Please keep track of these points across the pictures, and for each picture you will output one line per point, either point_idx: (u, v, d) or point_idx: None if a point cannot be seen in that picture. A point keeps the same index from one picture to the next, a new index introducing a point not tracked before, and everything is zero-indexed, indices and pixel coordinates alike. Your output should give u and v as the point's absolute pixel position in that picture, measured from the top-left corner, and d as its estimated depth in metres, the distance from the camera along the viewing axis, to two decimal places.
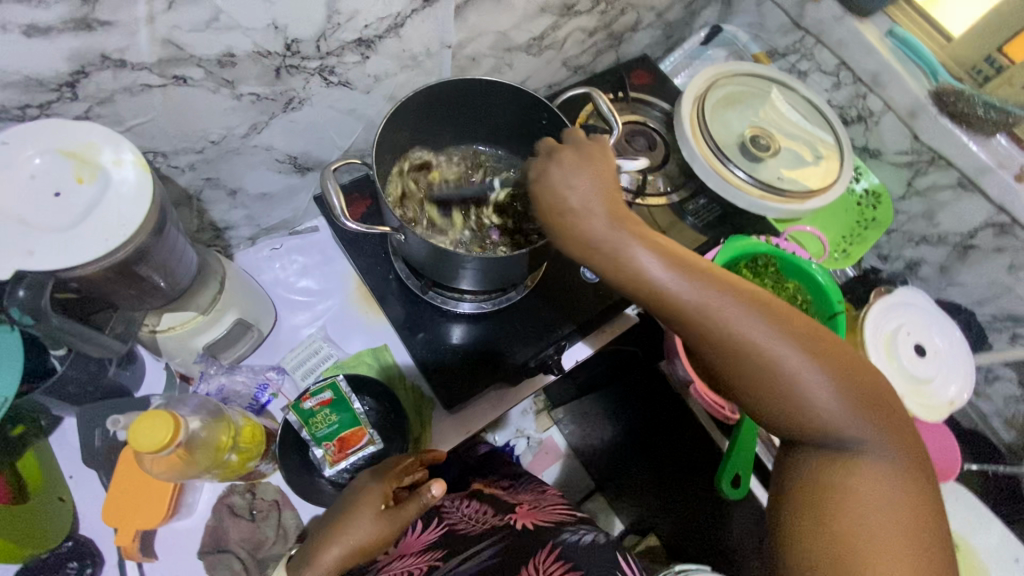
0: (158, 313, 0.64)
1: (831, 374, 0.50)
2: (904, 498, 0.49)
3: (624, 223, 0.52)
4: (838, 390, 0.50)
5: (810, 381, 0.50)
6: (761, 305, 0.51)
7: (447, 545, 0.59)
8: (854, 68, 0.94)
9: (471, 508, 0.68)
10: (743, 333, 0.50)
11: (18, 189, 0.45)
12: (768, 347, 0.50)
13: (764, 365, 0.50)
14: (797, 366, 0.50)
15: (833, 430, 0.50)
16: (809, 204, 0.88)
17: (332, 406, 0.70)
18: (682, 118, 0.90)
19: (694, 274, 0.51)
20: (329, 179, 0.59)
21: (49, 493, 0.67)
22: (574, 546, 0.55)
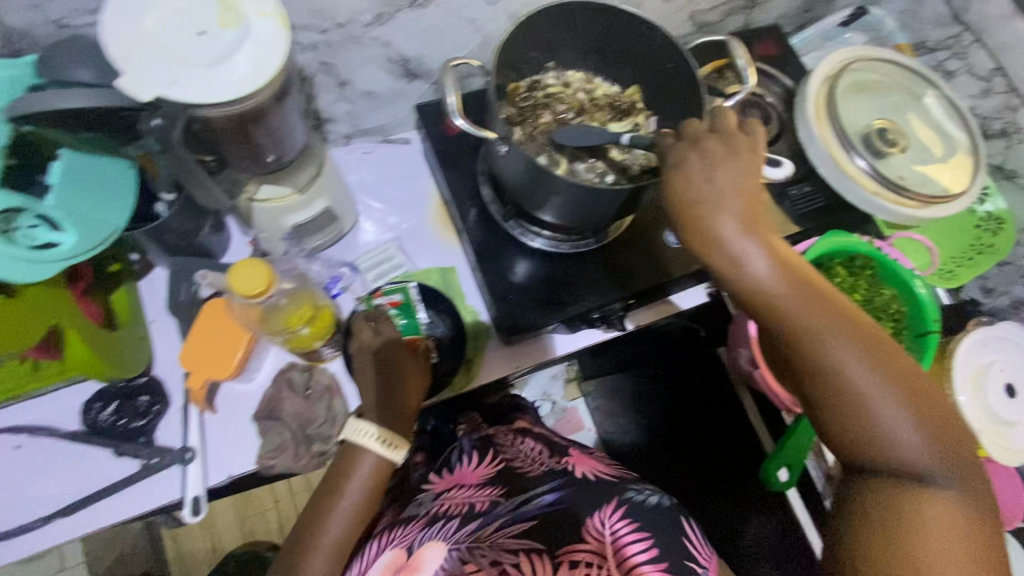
0: (258, 182, 0.65)
1: (913, 408, 0.49)
2: (971, 542, 0.47)
3: (751, 227, 0.51)
4: (916, 425, 0.48)
5: (891, 409, 0.48)
6: (854, 324, 0.50)
7: (505, 482, 0.65)
8: (1013, 75, 0.85)
9: (524, 446, 0.72)
10: (832, 350, 0.49)
11: (168, 20, 0.47)
12: (854, 370, 0.49)
13: (846, 385, 0.49)
14: (879, 391, 0.48)
15: (909, 463, 0.48)
16: (927, 212, 0.81)
17: (399, 308, 0.74)
18: (808, 95, 0.84)
19: (802, 284, 0.51)
20: (449, 77, 0.59)
21: (135, 327, 0.71)
22: (641, 506, 0.58)
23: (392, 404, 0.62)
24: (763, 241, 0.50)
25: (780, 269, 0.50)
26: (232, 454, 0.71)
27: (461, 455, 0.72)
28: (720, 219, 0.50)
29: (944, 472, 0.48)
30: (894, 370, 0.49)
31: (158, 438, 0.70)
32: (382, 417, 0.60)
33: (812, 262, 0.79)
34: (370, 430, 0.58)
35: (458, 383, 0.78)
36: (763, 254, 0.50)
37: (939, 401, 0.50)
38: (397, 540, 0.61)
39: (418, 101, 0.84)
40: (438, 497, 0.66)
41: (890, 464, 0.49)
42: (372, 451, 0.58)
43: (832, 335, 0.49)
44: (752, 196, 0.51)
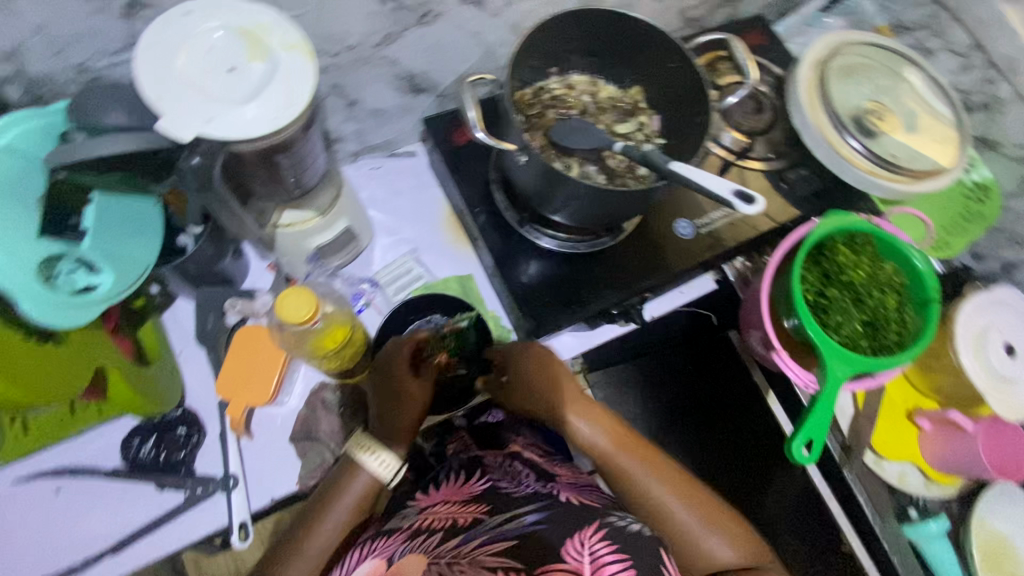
0: (280, 210, 0.66)
1: (715, 520, 0.65)
2: None
3: (580, 406, 0.70)
4: (719, 542, 0.63)
5: (699, 533, 0.64)
6: (660, 468, 0.67)
7: (489, 500, 0.60)
8: (991, 51, 0.89)
9: (514, 463, 0.67)
10: (646, 487, 0.65)
11: (199, 60, 0.48)
12: (670, 506, 0.65)
13: (664, 514, 0.64)
14: (693, 526, 0.64)
15: (712, 565, 0.63)
16: (919, 186, 0.85)
17: None
18: (799, 82, 0.87)
19: (620, 439, 0.68)
20: (466, 92, 0.60)
21: (165, 363, 0.72)
22: (624, 532, 0.53)
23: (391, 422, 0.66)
24: (582, 413, 0.69)
25: (602, 424, 0.69)
26: (274, 476, 0.72)
27: (447, 475, 0.67)
28: (561, 408, 0.70)
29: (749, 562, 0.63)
30: (698, 505, 0.65)
31: (198, 467, 0.71)
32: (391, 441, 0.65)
33: (818, 243, 0.82)
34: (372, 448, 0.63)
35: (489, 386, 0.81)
36: (589, 424, 0.69)
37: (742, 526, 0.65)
38: (377, 551, 0.57)
39: (424, 114, 0.85)
40: (422, 510, 0.61)
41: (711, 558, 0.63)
42: (371, 471, 0.62)
43: (637, 477, 0.66)
44: (565, 378, 0.71)
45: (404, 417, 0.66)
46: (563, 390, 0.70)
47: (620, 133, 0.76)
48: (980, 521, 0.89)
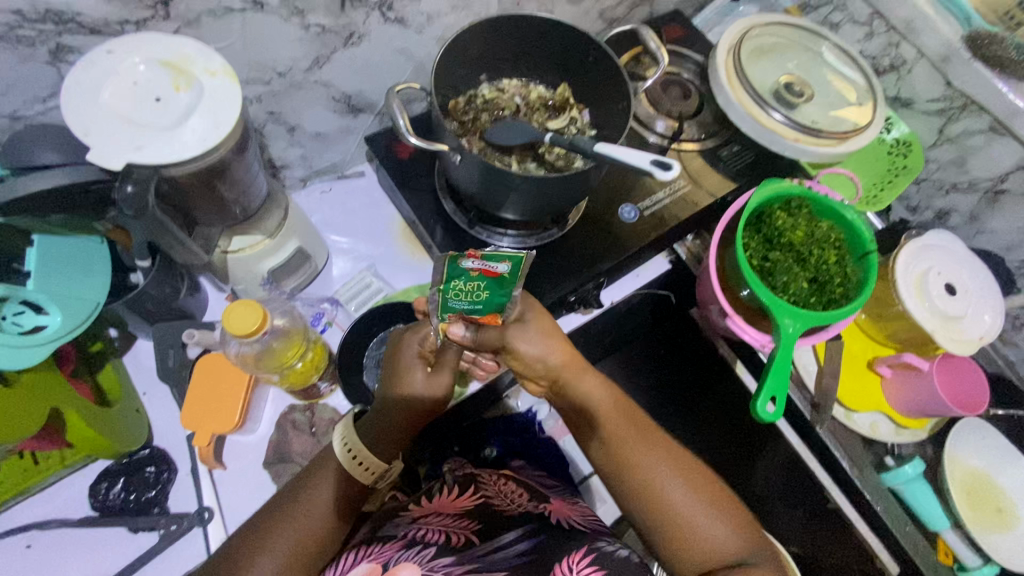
0: (229, 235, 0.68)
1: (721, 511, 0.60)
2: None
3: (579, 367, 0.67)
4: (722, 522, 0.59)
5: (700, 518, 0.59)
6: (669, 450, 0.64)
7: (482, 517, 0.65)
8: (888, 16, 0.95)
9: (506, 487, 0.74)
10: (654, 467, 0.62)
11: (124, 93, 0.49)
12: (676, 492, 0.60)
13: (665, 499, 0.60)
14: (695, 511, 0.60)
15: (719, 553, 0.58)
16: (844, 146, 0.89)
17: (489, 282, 0.56)
18: (718, 65, 0.93)
19: (629, 415, 0.66)
20: (393, 102, 0.63)
21: (128, 404, 0.71)
22: (610, 556, 0.59)
23: (382, 418, 0.63)
24: (597, 382, 0.68)
25: (615, 403, 0.67)
26: (249, 505, 0.71)
27: (440, 487, 0.72)
28: (577, 382, 0.67)
29: (752, 554, 0.58)
30: (704, 491, 0.61)
31: (171, 506, 0.70)
32: (369, 432, 0.62)
33: (755, 211, 0.86)
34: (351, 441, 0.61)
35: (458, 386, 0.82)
36: (602, 393, 0.67)
37: (745, 518, 0.61)
38: (372, 556, 0.59)
39: (366, 133, 0.87)
40: (414, 521, 0.65)
41: (710, 548, 0.58)
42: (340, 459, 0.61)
43: (641, 458, 0.62)
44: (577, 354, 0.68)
45: (394, 412, 0.63)
46: (574, 362, 0.67)
47: (553, 131, 0.78)
48: (955, 460, 0.91)
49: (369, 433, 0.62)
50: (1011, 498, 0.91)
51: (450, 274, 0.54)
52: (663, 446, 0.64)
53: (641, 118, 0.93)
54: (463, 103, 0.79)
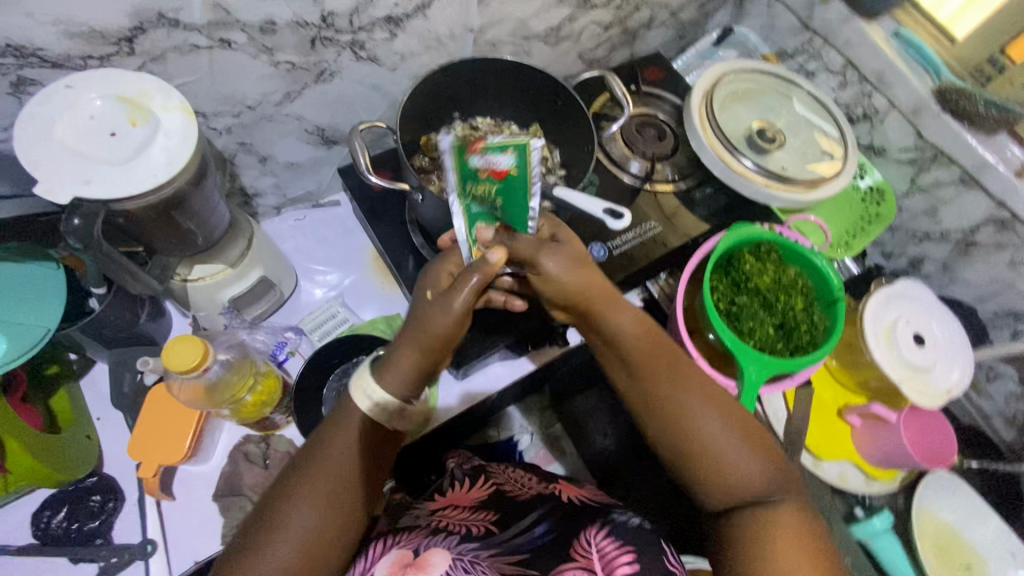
0: (189, 263, 0.68)
1: (748, 442, 0.58)
2: (805, 541, 0.53)
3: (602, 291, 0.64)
4: (752, 455, 0.57)
5: (727, 446, 0.57)
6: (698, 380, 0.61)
7: (499, 506, 0.69)
8: (861, 67, 0.97)
9: (515, 475, 0.79)
10: (681, 392, 0.60)
11: (78, 127, 0.50)
12: (706, 419, 0.58)
13: (695, 427, 0.58)
14: (723, 439, 0.58)
15: (747, 490, 0.56)
16: (813, 194, 0.91)
17: (501, 181, 0.58)
18: (692, 109, 0.94)
19: (657, 338, 0.63)
20: (355, 138, 0.65)
21: (78, 431, 0.70)
22: (622, 525, 0.62)
23: (400, 367, 0.58)
24: (622, 307, 0.64)
25: (643, 329, 0.64)
26: (195, 538, 0.70)
27: (453, 482, 0.77)
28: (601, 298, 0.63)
29: (779, 492, 0.56)
30: (736, 423, 0.59)
31: (115, 537, 0.69)
32: (391, 381, 0.58)
33: (723, 254, 0.86)
34: (369, 390, 0.58)
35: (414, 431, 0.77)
36: (632, 320, 0.64)
37: (777, 453, 0.59)
38: (401, 543, 0.60)
39: (340, 164, 0.88)
40: (433, 513, 0.69)
41: (737, 477, 0.56)
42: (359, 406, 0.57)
43: (672, 390, 0.60)
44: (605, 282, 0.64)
45: (403, 356, 0.59)
46: (601, 286, 0.64)
47: None
48: (922, 511, 0.90)
49: (392, 383, 0.58)
50: (978, 554, 0.90)
51: (460, 168, 0.59)
52: (691, 376, 0.61)
53: (615, 158, 0.93)
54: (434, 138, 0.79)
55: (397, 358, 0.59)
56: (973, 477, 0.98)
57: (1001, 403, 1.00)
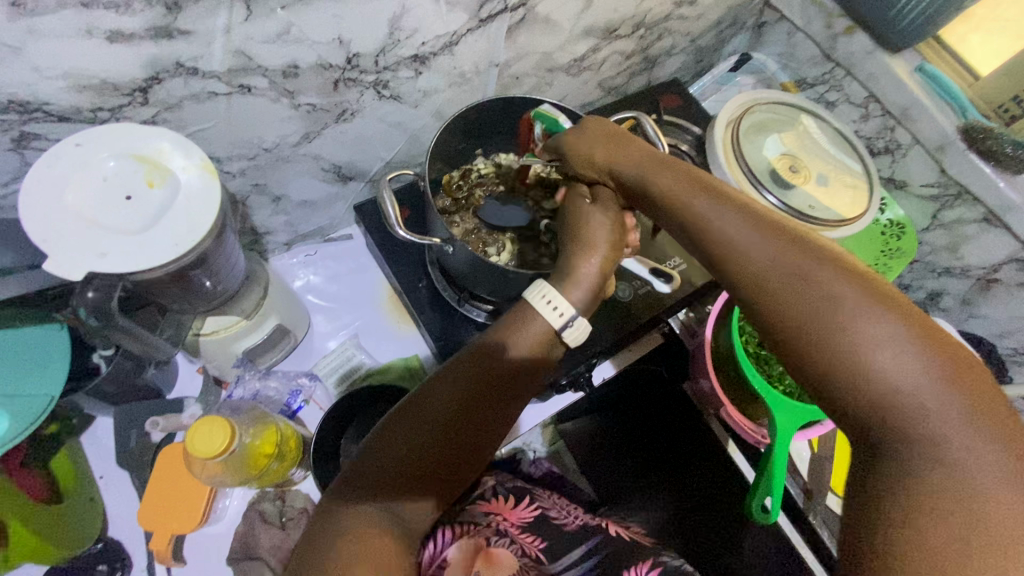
0: (203, 316, 0.64)
1: (911, 343, 0.41)
2: (985, 456, 0.38)
3: (674, 167, 0.57)
4: (904, 341, 0.41)
5: (877, 348, 0.41)
6: (827, 261, 0.47)
7: (547, 535, 0.63)
8: (883, 100, 0.96)
9: (559, 500, 0.71)
10: (792, 276, 0.47)
11: (91, 191, 0.46)
12: (832, 309, 0.44)
13: (819, 328, 0.44)
14: (869, 338, 0.42)
15: (899, 385, 0.40)
16: (839, 232, 0.89)
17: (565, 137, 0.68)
18: (716, 142, 0.92)
19: (744, 210, 0.52)
20: (384, 189, 0.61)
21: (81, 493, 0.67)
22: (675, 568, 0.58)
23: (584, 275, 0.55)
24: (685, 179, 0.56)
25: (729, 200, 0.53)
26: None
27: (495, 492, 0.68)
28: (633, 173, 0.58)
29: (950, 390, 0.40)
30: (870, 296, 0.44)
31: None
32: (574, 291, 0.55)
33: None
34: (551, 296, 0.54)
35: None
36: (708, 199, 0.53)
37: (942, 335, 0.42)
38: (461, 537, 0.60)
39: (355, 200, 0.84)
40: (484, 518, 0.64)
41: (888, 399, 0.41)
42: (548, 319, 0.54)
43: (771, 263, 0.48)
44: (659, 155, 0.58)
45: (598, 226, 0.58)
46: (651, 163, 0.58)
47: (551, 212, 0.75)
48: None
49: (573, 294, 0.55)
50: None
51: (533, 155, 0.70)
52: (807, 254, 0.47)
53: None
54: (458, 178, 0.77)
55: (578, 266, 0.56)
56: None
57: None
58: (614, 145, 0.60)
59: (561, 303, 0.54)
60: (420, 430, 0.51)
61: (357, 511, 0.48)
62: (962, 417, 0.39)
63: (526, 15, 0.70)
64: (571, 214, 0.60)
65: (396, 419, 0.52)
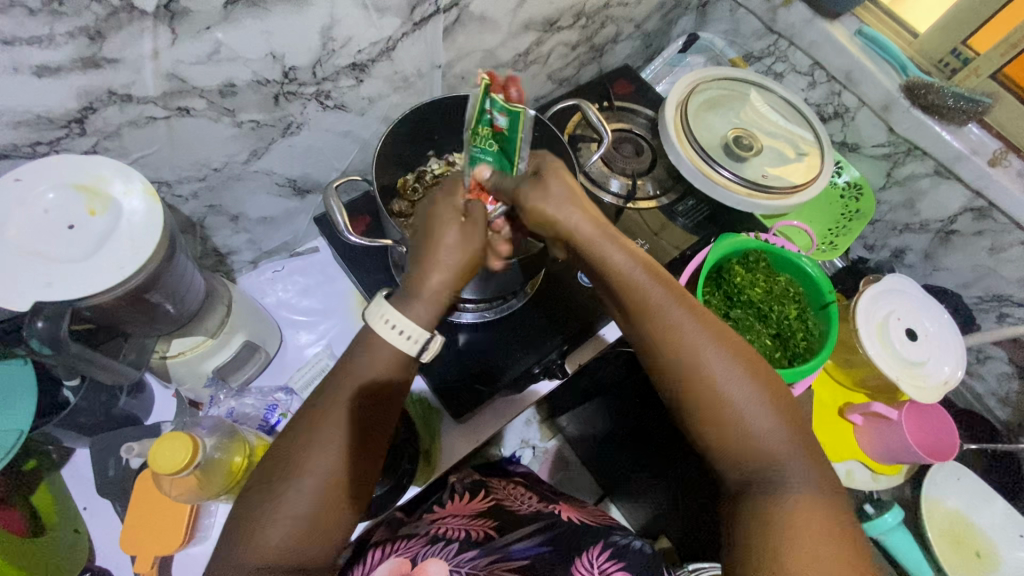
0: (168, 339, 0.66)
1: (770, 406, 0.54)
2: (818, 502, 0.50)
3: (602, 224, 0.60)
4: (766, 413, 0.53)
5: (747, 413, 0.53)
6: (715, 333, 0.57)
7: (495, 514, 0.69)
8: (827, 67, 0.98)
9: (515, 491, 0.79)
10: (688, 344, 0.56)
11: (33, 223, 0.47)
12: (718, 380, 0.54)
13: (710, 396, 0.54)
14: (741, 404, 0.53)
15: (763, 446, 0.53)
16: (794, 199, 0.91)
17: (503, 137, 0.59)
18: (667, 122, 0.93)
19: (656, 276, 0.59)
20: (331, 198, 0.63)
21: (63, 526, 0.67)
22: (625, 548, 0.60)
23: (427, 292, 0.55)
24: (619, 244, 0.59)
25: (644, 267, 0.59)
26: None
27: (453, 495, 0.77)
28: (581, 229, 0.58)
29: (795, 452, 0.53)
30: (747, 370, 0.55)
31: None
32: (417, 311, 0.55)
33: (713, 267, 0.86)
34: (392, 318, 0.54)
35: (421, 475, 0.77)
36: (631, 261, 0.59)
37: (791, 405, 0.55)
38: (401, 551, 0.62)
39: (316, 213, 0.85)
40: (433, 521, 0.69)
41: (753, 450, 0.53)
42: (400, 347, 0.54)
43: (680, 333, 0.56)
44: (597, 212, 0.60)
45: (447, 248, 0.56)
46: (594, 219, 0.59)
47: None
48: (931, 502, 0.93)
49: (416, 315, 0.55)
50: (990, 539, 0.92)
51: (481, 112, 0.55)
52: (700, 324, 0.57)
53: (596, 179, 0.90)
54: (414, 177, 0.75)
55: (424, 287, 0.56)
56: (972, 457, 1.01)
57: (993, 383, 1.02)
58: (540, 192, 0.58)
59: (404, 325, 0.54)
60: (266, 492, 0.49)
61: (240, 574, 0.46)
62: (809, 469, 0.52)
63: (460, 15, 0.72)
64: (424, 221, 0.58)
65: (246, 496, 0.50)
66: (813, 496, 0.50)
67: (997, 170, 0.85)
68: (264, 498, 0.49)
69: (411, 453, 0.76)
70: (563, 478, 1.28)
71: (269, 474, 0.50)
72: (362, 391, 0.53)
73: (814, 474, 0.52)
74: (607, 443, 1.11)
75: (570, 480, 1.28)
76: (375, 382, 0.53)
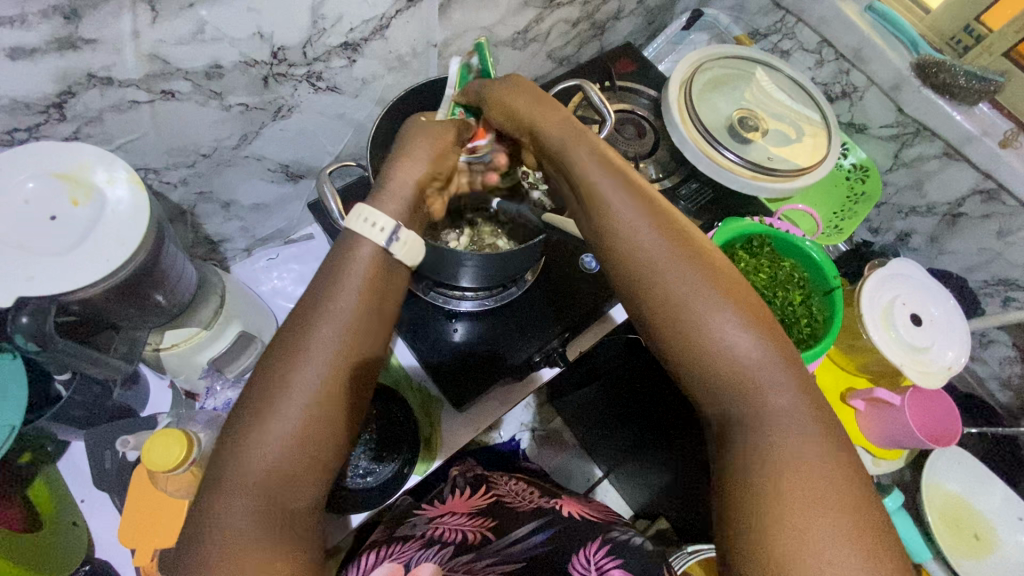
0: (160, 332, 0.65)
1: (745, 321, 0.50)
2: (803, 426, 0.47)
3: (570, 127, 0.59)
4: (742, 328, 0.50)
5: (717, 325, 0.50)
6: (683, 246, 0.53)
7: (496, 514, 0.68)
8: (836, 44, 0.95)
9: (516, 487, 0.78)
10: (653, 258, 0.53)
11: (12, 214, 0.45)
12: (686, 293, 0.51)
13: (678, 310, 0.51)
14: (711, 317, 0.50)
15: (738, 364, 0.49)
16: (800, 182, 0.89)
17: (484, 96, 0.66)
18: (670, 102, 0.90)
19: (625, 181, 0.56)
20: (324, 183, 0.60)
21: (62, 518, 0.66)
22: (624, 544, 0.60)
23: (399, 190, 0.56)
24: (585, 145, 0.58)
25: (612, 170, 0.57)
26: None
27: (454, 490, 0.77)
28: (548, 128, 0.59)
29: (773, 371, 0.49)
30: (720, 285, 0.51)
31: None
32: (388, 207, 0.55)
33: None
34: (369, 215, 0.53)
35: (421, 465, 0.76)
36: (598, 166, 0.57)
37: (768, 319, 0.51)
38: (394, 556, 0.61)
39: (310, 199, 0.83)
40: (432, 521, 0.69)
41: (732, 371, 0.49)
42: (370, 240, 0.52)
43: (648, 245, 0.53)
44: (565, 117, 0.60)
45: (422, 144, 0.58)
46: (560, 123, 0.59)
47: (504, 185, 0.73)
48: (933, 486, 0.93)
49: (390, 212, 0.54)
50: (989, 523, 0.92)
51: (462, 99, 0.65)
52: (668, 234, 0.54)
53: None
54: None
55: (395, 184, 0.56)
56: (972, 441, 1.01)
57: (996, 366, 1.02)
58: (535, 114, 0.60)
59: (380, 218, 0.53)
60: (249, 410, 0.47)
61: (231, 517, 0.44)
62: (788, 385, 0.49)
63: None
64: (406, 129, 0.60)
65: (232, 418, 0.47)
66: (791, 409, 0.48)
67: (1008, 152, 0.83)
68: (247, 422, 0.46)
69: (409, 442, 0.75)
70: (562, 461, 1.28)
71: (224, 442, 0.47)
72: (353, 300, 0.51)
73: (795, 392, 0.49)
74: (603, 426, 1.11)
75: (569, 465, 1.29)
76: (367, 289, 0.52)
